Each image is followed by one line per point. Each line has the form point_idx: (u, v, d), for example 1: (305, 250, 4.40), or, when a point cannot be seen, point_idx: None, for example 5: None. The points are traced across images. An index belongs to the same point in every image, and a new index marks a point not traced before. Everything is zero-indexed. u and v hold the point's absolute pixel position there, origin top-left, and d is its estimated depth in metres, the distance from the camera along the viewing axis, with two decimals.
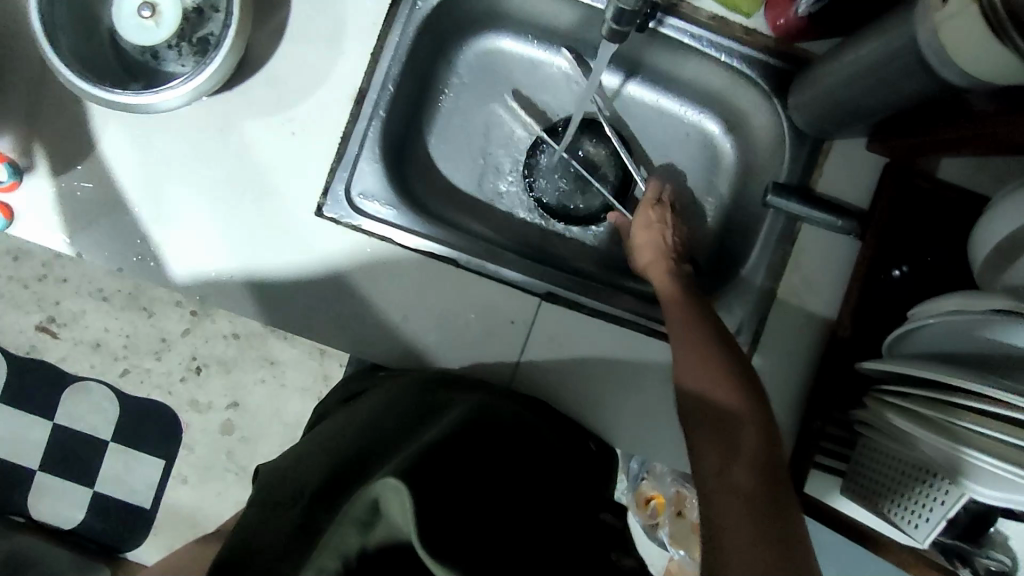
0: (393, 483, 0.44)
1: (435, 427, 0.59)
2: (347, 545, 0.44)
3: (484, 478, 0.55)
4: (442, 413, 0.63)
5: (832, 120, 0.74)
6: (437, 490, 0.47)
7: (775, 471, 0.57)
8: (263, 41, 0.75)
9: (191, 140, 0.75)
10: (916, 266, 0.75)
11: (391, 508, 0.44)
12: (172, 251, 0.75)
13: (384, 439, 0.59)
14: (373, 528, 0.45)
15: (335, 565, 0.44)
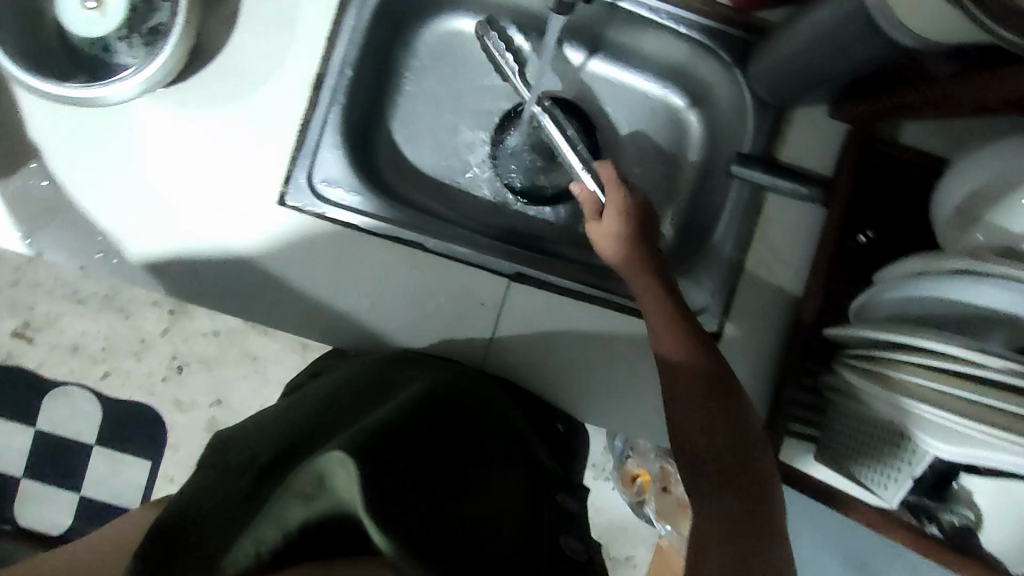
0: (341, 457, 0.45)
1: (393, 403, 0.60)
2: (290, 516, 0.43)
3: (448, 454, 0.57)
4: (400, 392, 0.63)
5: (791, 87, 0.74)
6: (388, 466, 0.48)
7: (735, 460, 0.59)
8: (216, 31, 0.74)
9: (150, 134, 0.74)
10: (881, 230, 0.76)
11: (336, 481, 0.44)
12: (138, 246, 0.74)
13: (341, 415, 0.59)
14: (315, 500, 0.44)
15: (274, 537, 0.43)
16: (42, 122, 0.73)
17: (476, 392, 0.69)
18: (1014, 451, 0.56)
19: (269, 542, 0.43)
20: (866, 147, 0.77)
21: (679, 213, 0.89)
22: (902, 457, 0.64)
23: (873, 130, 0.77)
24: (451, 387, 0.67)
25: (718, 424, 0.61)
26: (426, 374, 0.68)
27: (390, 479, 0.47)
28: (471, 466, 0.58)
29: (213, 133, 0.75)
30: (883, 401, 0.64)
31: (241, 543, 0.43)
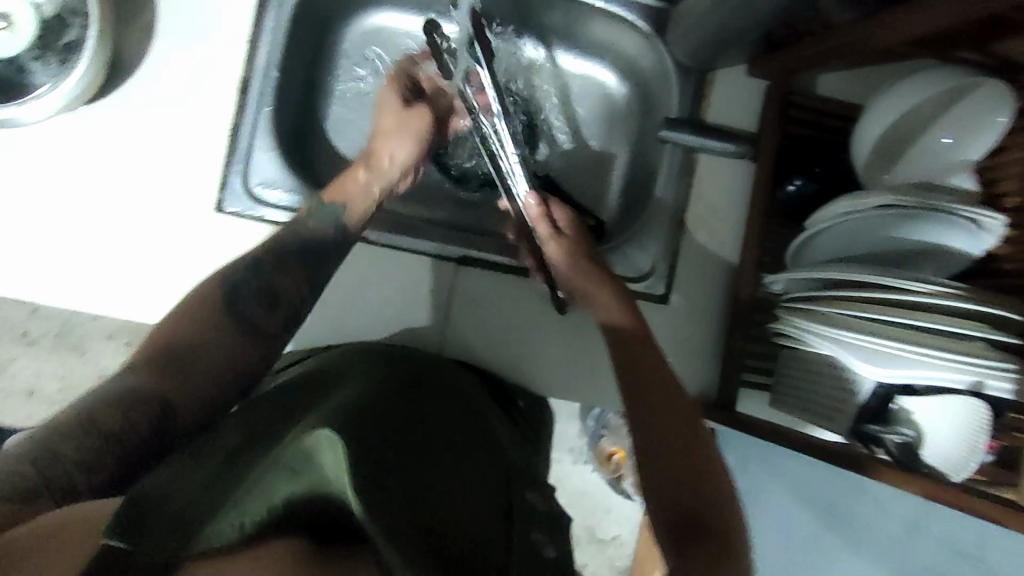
0: (328, 437, 0.45)
1: (350, 380, 0.61)
2: (277, 491, 0.43)
3: (415, 424, 0.58)
4: (349, 384, 0.60)
5: (708, 49, 0.77)
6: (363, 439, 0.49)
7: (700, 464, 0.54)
8: (134, 48, 0.74)
9: (76, 155, 0.73)
10: (809, 178, 0.79)
11: (324, 460, 0.46)
12: (75, 270, 0.73)
13: (291, 404, 0.55)
14: (297, 477, 0.45)
15: (261, 511, 0.43)
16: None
17: (442, 373, 0.70)
18: (953, 372, 0.58)
19: (255, 515, 0.43)
20: (785, 102, 0.80)
21: (620, 186, 0.90)
22: (842, 389, 0.65)
23: (791, 84, 0.80)
24: (407, 376, 0.65)
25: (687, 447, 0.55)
26: (381, 365, 0.65)
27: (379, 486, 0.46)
28: (444, 460, 0.57)
29: (145, 147, 0.74)
30: (826, 338, 0.66)
31: (225, 514, 0.42)
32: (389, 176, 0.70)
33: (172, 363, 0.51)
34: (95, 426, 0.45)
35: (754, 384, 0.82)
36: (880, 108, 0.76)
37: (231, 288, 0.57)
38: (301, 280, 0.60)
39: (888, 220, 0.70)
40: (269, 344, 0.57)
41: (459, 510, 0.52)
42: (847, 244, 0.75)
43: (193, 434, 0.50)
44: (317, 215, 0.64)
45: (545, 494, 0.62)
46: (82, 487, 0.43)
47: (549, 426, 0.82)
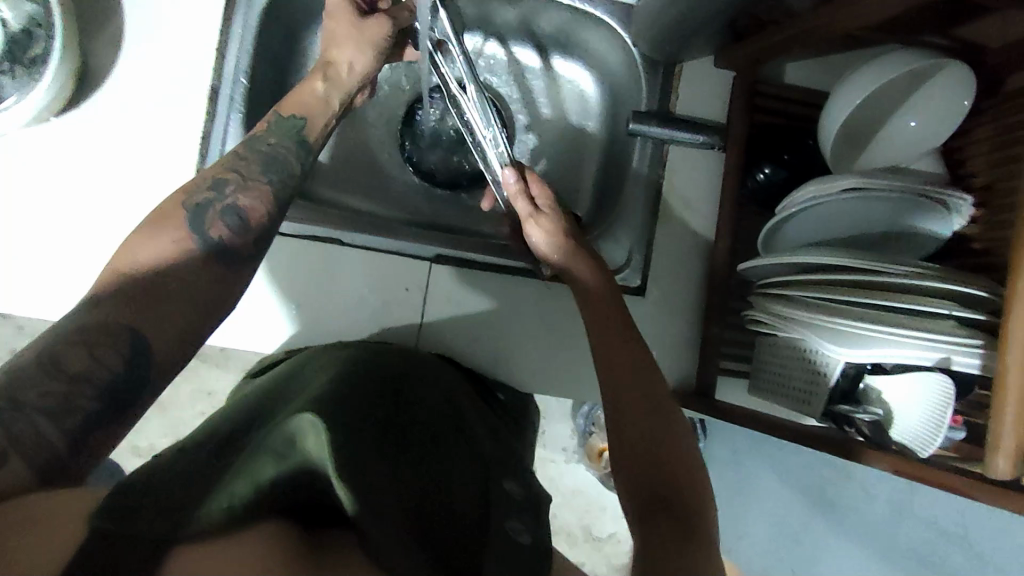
0: (310, 419, 0.45)
1: (319, 379, 0.58)
2: (262, 471, 0.41)
3: (398, 417, 0.56)
4: (319, 375, 0.58)
5: (672, 41, 0.78)
6: (351, 432, 0.48)
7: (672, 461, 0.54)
8: (102, 59, 0.75)
9: (46, 168, 0.74)
10: (779, 166, 0.79)
11: (306, 440, 0.44)
12: (51, 281, 0.73)
13: (260, 408, 0.54)
14: (286, 460, 0.43)
15: (247, 491, 0.40)
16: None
17: (422, 366, 0.67)
18: (919, 346, 0.58)
19: (242, 497, 0.40)
20: (751, 91, 0.81)
21: (595, 181, 0.91)
22: (817, 371, 0.66)
23: (756, 73, 0.81)
24: (383, 363, 0.63)
25: (658, 444, 0.54)
26: (356, 352, 0.64)
27: (361, 469, 0.44)
28: (423, 440, 0.55)
29: (118, 156, 0.75)
30: (799, 322, 0.67)
31: (211, 498, 0.40)
32: (349, 86, 0.67)
33: (138, 292, 0.48)
34: (58, 367, 0.43)
35: (734, 371, 0.82)
36: (850, 90, 0.74)
37: (192, 213, 0.54)
38: (266, 201, 0.57)
39: (856, 201, 0.70)
40: (240, 269, 0.54)
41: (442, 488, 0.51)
42: (820, 228, 0.75)
43: (169, 367, 0.47)
44: (278, 129, 0.62)
45: (528, 483, 0.59)
46: (57, 444, 0.41)
47: (534, 419, 0.83)
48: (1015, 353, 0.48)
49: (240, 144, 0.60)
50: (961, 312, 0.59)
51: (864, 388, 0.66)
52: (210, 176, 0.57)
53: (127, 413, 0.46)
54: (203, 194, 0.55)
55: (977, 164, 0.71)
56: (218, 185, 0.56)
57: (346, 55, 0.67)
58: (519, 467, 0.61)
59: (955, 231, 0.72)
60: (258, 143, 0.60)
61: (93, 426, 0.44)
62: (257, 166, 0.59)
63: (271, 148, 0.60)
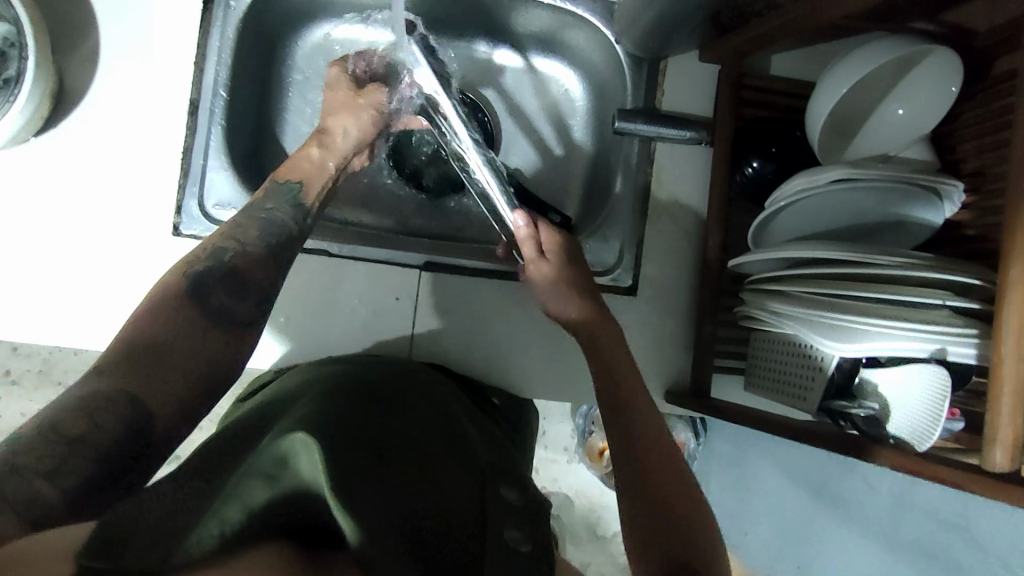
0: (302, 439, 0.46)
1: (300, 402, 0.56)
2: (253, 494, 0.41)
3: (389, 432, 0.54)
4: (303, 397, 0.58)
5: (655, 37, 0.76)
6: (343, 454, 0.46)
7: (676, 468, 0.54)
8: (78, 77, 0.74)
9: (26, 190, 0.73)
10: (767, 158, 0.78)
11: (298, 463, 0.44)
12: (36, 303, 0.73)
13: (246, 431, 0.53)
14: (276, 481, 0.43)
15: (240, 516, 0.40)
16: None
17: (410, 377, 0.66)
18: (907, 338, 0.57)
19: (235, 521, 0.40)
20: (738, 83, 0.80)
21: (584, 180, 0.90)
22: (813, 366, 0.65)
23: (742, 65, 0.79)
24: (374, 380, 0.63)
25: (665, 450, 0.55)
26: (345, 372, 0.63)
27: (354, 487, 0.44)
28: (416, 448, 0.54)
29: (100, 173, 0.74)
30: (789, 318, 0.66)
31: (205, 524, 0.40)
32: (346, 150, 0.69)
33: (143, 355, 0.47)
34: (59, 431, 0.41)
35: (729, 367, 0.81)
36: (837, 79, 0.73)
37: (195, 280, 0.55)
38: (265, 263, 0.58)
39: (843, 191, 0.69)
40: (241, 335, 0.54)
41: (440, 496, 0.49)
42: (811, 221, 0.74)
43: (167, 434, 0.46)
44: (276, 196, 0.63)
45: (527, 485, 0.58)
46: (54, 504, 0.38)
47: (533, 423, 0.81)
48: (1010, 343, 0.47)
49: (239, 212, 0.62)
50: (954, 300, 0.58)
51: (860, 382, 0.67)
52: (210, 244, 0.58)
53: (120, 483, 0.43)
54: (203, 264, 0.56)
55: (966, 150, 0.70)
56: (218, 253, 0.57)
57: (344, 123, 0.69)
58: (523, 477, 0.59)
59: (947, 218, 0.71)
60: (256, 210, 0.62)
61: (88, 492, 0.40)
62: (256, 231, 0.60)
63: (267, 213, 0.61)
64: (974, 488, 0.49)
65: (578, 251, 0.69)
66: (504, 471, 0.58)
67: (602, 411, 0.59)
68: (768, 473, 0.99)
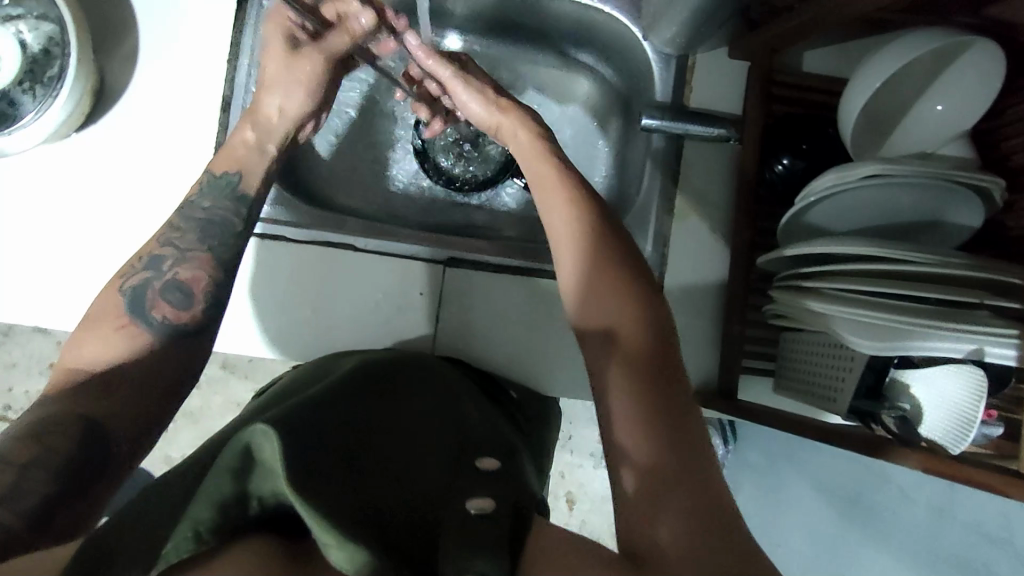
0: (262, 427, 0.41)
1: (307, 391, 0.56)
2: (221, 490, 0.38)
3: (358, 432, 0.50)
4: (311, 389, 0.57)
5: (683, 35, 0.76)
6: (299, 448, 0.42)
7: (701, 464, 0.45)
8: (117, 78, 0.76)
9: (68, 190, 0.76)
10: (798, 155, 0.75)
11: (268, 460, 0.40)
12: (70, 296, 0.75)
13: (249, 420, 0.53)
14: (247, 476, 0.39)
15: (211, 514, 0.38)
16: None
17: (395, 373, 0.64)
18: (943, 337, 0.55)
19: (207, 521, 0.37)
20: (769, 79, 0.78)
21: (611, 179, 0.90)
22: (844, 366, 0.64)
23: (773, 61, 0.78)
24: (370, 373, 0.61)
25: (681, 438, 0.47)
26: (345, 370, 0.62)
27: (325, 484, 0.41)
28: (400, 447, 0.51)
29: (132, 171, 0.77)
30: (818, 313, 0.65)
31: (176, 529, 0.37)
32: (281, 128, 0.67)
33: (95, 384, 0.50)
34: (8, 458, 0.45)
35: (756, 368, 0.80)
36: (870, 71, 0.70)
37: (132, 294, 0.57)
38: (206, 269, 0.59)
39: (876, 185, 0.67)
40: (193, 340, 0.57)
41: (415, 492, 0.46)
42: (846, 218, 0.72)
43: (128, 446, 0.49)
44: (210, 189, 0.63)
45: (514, 456, 0.54)
46: (13, 529, 0.42)
47: (554, 422, 0.81)
48: None
49: (175, 215, 0.62)
50: (995, 301, 0.55)
51: (892, 377, 0.63)
52: (148, 252, 0.60)
53: (89, 495, 0.47)
54: (141, 274, 0.58)
55: (1012, 147, 0.67)
56: (156, 263, 0.59)
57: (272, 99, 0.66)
58: (508, 448, 0.56)
59: (990, 217, 0.68)
60: (193, 207, 0.62)
61: (52, 508, 0.44)
62: (194, 236, 0.61)
63: (205, 212, 0.62)
64: (1012, 493, 0.47)
65: (607, 208, 0.61)
66: (487, 447, 0.54)
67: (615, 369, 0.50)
68: (799, 482, 0.96)
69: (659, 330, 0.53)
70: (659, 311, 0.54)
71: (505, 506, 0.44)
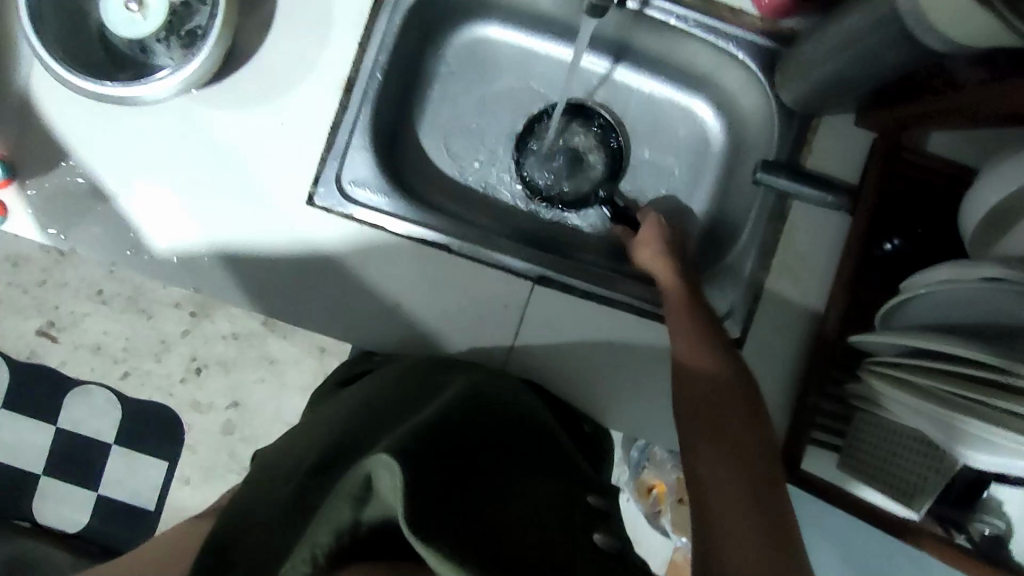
0: (387, 460, 0.42)
1: (437, 400, 0.59)
2: (342, 519, 0.40)
3: (457, 447, 0.51)
4: (441, 394, 0.61)
5: (817, 95, 0.75)
6: (422, 469, 0.44)
7: (780, 527, 0.49)
8: (247, 38, 0.76)
9: (183, 141, 0.76)
10: (908, 239, 0.76)
11: (385, 487, 0.41)
12: (166, 244, 0.76)
13: (384, 417, 0.57)
14: (364, 505, 0.41)
15: (330, 540, 0.40)
16: (52, 113, 0.75)
17: (506, 394, 0.66)
18: None
19: (324, 545, 0.40)
20: (894, 154, 0.77)
21: (702, 222, 0.89)
22: (930, 468, 0.63)
23: (901, 138, 0.77)
24: (490, 391, 0.64)
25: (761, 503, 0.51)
26: (462, 379, 0.65)
27: (441, 497, 0.42)
28: (506, 476, 0.52)
29: (243, 132, 0.76)
30: (908, 407, 0.63)
31: (295, 552, 0.39)
32: None
33: None
34: None
35: (823, 443, 0.78)
36: (1004, 172, 0.69)
37: None
38: None
39: (993, 292, 0.61)
40: None
41: (519, 520, 0.47)
42: (949, 309, 0.66)
43: None
44: None
45: (613, 499, 0.59)
46: None
47: (611, 455, 0.81)
48: None
49: None
50: None
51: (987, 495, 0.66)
52: None
53: None
54: None
55: None
56: None
57: None
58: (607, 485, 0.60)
59: None
60: None
61: None
62: None
63: None
64: None
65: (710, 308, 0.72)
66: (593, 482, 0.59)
67: (698, 438, 0.57)
68: None
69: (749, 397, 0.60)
70: (746, 375, 0.62)
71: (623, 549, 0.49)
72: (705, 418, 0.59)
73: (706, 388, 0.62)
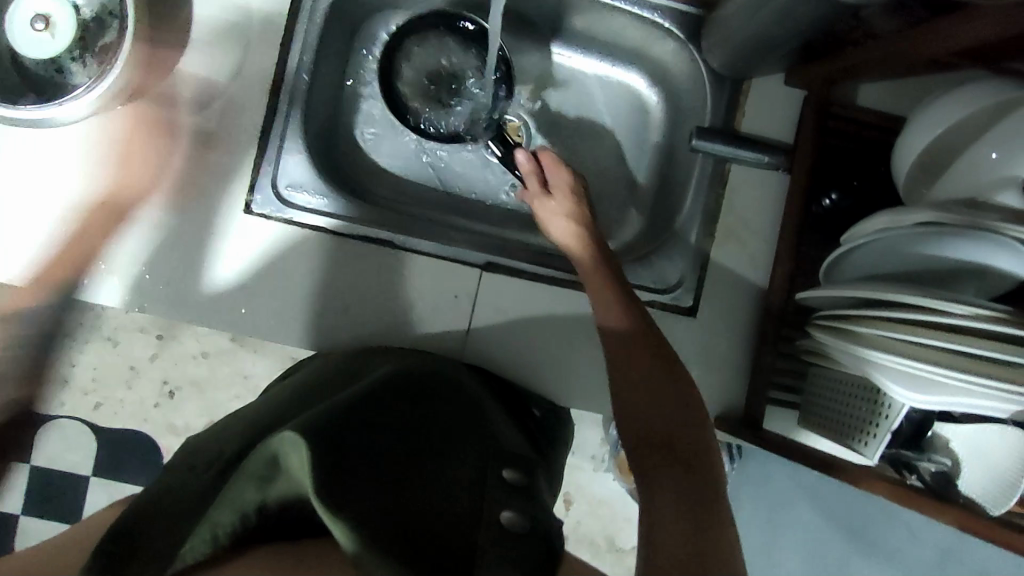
0: (292, 438, 0.45)
1: (362, 382, 0.60)
2: (246, 498, 0.43)
3: (376, 432, 0.52)
4: (368, 375, 0.62)
5: (744, 57, 0.76)
6: (331, 459, 0.45)
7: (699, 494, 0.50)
8: (167, 52, 0.76)
9: (110, 158, 0.75)
10: (846, 192, 0.77)
11: (291, 464, 0.45)
12: (106, 267, 0.74)
13: (313, 400, 0.58)
14: (270, 482, 0.45)
15: (230, 520, 0.42)
16: None
17: (439, 376, 0.66)
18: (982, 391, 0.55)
19: (226, 524, 0.42)
20: (824, 110, 0.78)
21: (651, 195, 0.90)
22: (874, 414, 0.63)
23: (830, 93, 0.78)
24: (416, 368, 0.65)
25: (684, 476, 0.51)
26: (389, 361, 0.66)
27: (349, 477, 0.45)
28: (427, 449, 0.54)
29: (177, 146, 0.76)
30: (851, 355, 0.64)
31: (195, 533, 0.41)
32: None
33: None
34: None
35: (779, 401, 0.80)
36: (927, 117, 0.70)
37: None
38: None
39: (923, 235, 0.62)
40: None
41: (432, 495, 0.49)
42: (884, 260, 0.68)
43: None
44: None
45: (538, 473, 0.56)
46: None
47: (570, 436, 0.81)
48: None
49: None
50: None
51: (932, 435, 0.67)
52: None
53: None
54: None
55: None
56: None
57: None
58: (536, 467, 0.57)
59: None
60: None
61: None
62: None
63: None
64: None
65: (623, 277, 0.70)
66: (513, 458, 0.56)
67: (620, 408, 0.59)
68: None
69: (665, 365, 0.60)
70: (652, 336, 0.63)
71: (539, 522, 0.47)
72: (621, 388, 0.60)
73: (621, 354, 0.62)
